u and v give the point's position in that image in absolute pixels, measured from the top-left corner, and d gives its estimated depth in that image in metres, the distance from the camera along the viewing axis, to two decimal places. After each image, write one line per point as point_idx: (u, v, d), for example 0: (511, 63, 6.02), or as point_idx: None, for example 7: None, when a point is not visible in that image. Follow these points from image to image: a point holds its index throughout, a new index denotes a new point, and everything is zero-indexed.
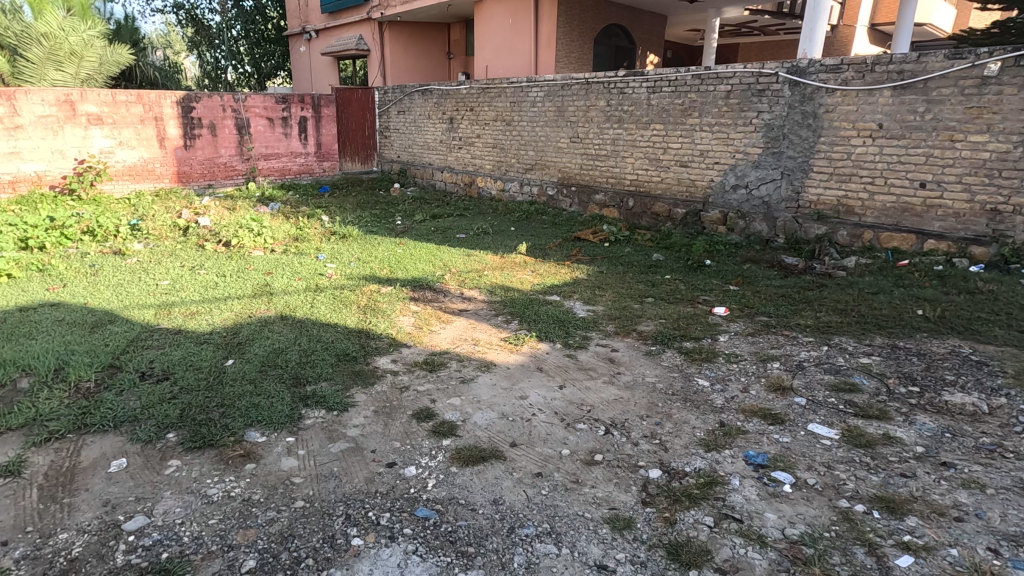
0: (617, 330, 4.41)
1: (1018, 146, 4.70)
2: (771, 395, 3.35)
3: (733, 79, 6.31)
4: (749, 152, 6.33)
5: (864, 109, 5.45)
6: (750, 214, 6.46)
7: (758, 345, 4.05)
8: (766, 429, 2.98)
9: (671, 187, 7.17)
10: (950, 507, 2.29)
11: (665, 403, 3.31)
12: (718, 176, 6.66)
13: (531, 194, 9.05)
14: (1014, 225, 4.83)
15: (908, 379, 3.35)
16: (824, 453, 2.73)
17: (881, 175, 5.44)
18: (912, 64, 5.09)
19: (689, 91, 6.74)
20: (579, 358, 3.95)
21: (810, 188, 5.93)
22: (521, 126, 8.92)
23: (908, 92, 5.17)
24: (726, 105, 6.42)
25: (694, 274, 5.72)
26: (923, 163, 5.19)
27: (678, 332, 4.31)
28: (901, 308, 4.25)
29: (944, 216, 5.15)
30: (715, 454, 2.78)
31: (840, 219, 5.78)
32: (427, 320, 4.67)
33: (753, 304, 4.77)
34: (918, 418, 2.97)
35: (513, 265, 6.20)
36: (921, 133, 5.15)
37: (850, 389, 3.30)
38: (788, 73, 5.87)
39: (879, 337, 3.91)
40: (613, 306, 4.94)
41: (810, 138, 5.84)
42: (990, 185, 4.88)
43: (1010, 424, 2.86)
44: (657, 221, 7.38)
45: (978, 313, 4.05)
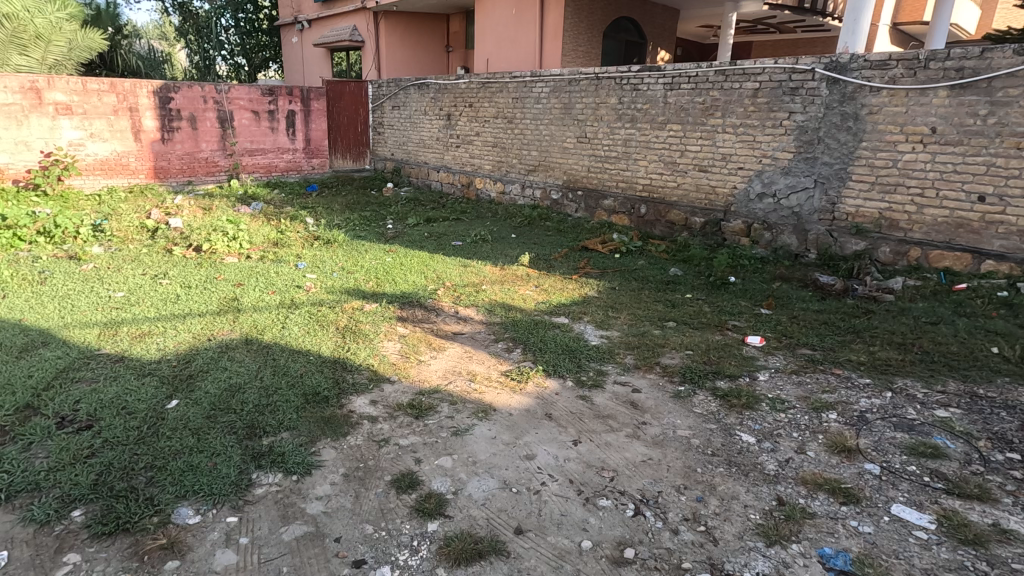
0: (636, 363, 3.77)
1: None
2: (836, 460, 2.71)
3: (763, 75, 5.69)
4: (779, 157, 5.72)
5: (914, 111, 4.86)
6: (778, 226, 5.87)
7: (807, 387, 3.41)
8: (839, 513, 2.35)
9: (689, 194, 6.54)
10: None
11: (705, 469, 2.67)
12: (742, 183, 6.05)
13: (533, 197, 8.41)
14: None
15: (1003, 443, 2.75)
16: (922, 553, 2.11)
17: (932, 186, 4.86)
18: (973, 61, 4.50)
19: (710, 89, 6.11)
20: (596, 401, 3.31)
21: (848, 199, 5.36)
22: (524, 124, 8.27)
23: (968, 92, 4.58)
24: (753, 104, 5.81)
25: (718, 293, 5.08)
26: (982, 174, 4.61)
27: (709, 367, 3.68)
28: (972, 345, 3.72)
29: (1006, 234, 4.59)
30: (781, 551, 2.15)
31: (882, 233, 5.21)
32: (416, 346, 4.01)
33: (791, 333, 4.14)
34: None
35: (515, 279, 5.56)
36: (982, 139, 4.57)
37: (933, 455, 2.68)
38: (826, 70, 5.27)
39: (952, 382, 3.35)
40: (631, 331, 4.31)
41: (850, 142, 5.25)
42: None
43: None
44: (672, 230, 6.77)
45: None
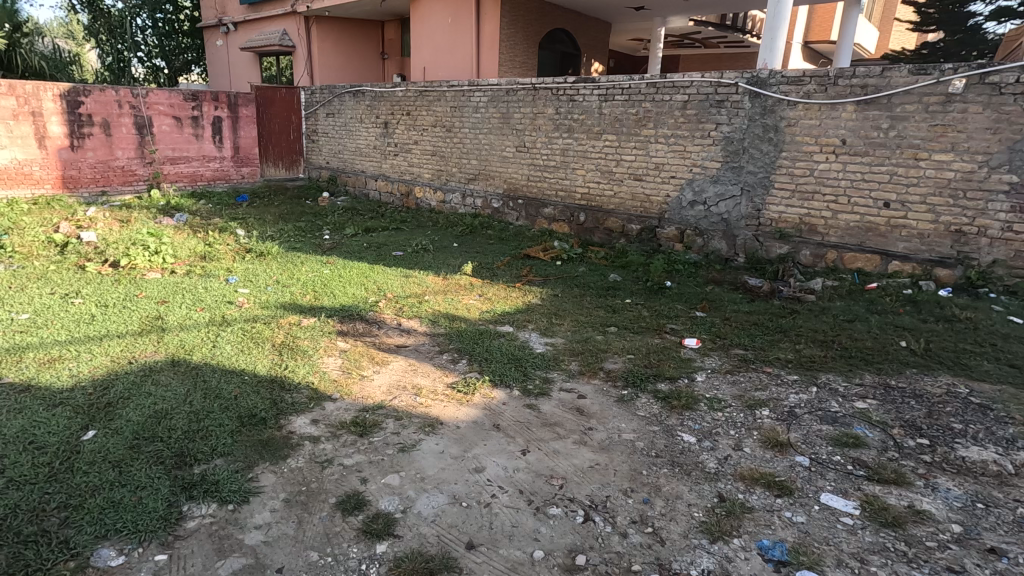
0: (581, 370, 3.83)
1: (982, 166, 4.61)
2: (770, 454, 2.86)
3: (691, 88, 5.97)
4: (707, 166, 6.01)
5: (827, 124, 5.24)
6: (709, 231, 6.15)
7: (740, 386, 3.58)
8: (775, 505, 2.47)
9: (625, 202, 6.75)
10: None
11: (650, 471, 2.74)
12: (675, 191, 6.31)
13: (474, 206, 8.41)
14: (979, 247, 4.75)
15: (914, 430, 2.99)
16: (848, 538, 2.26)
17: (844, 193, 5.27)
18: (875, 79, 4.91)
19: (643, 100, 6.34)
20: (543, 409, 3.33)
21: (771, 206, 5.70)
22: (463, 133, 8.27)
23: (872, 107, 4.99)
24: (683, 116, 6.08)
25: (656, 297, 5.25)
26: (886, 182, 5.05)
27: (650, 370, 3.78)
28: (884, 339, 4.04)
29: (908, 237, 5.04)
30: (724, 547, 2.24)
31: (802, 237, 5.58)
32: (358, 361, 3.90)
33: (725, 334, 4.34)
34: (939, 482, 2.58)
35: (458, 289, 5.53)
36: (885, 150, 5.00)
37: (855, 445, 2.88)
38: (748, 84, 5.60)
39: (868, 375, 3.62)
40: (574, 338, 4.37)
41: (771, 152, 5.59)
42: (954, 207, 4.78)
43: None
44: (610, 237, 6.96)
45: (963, 345, 3.90)
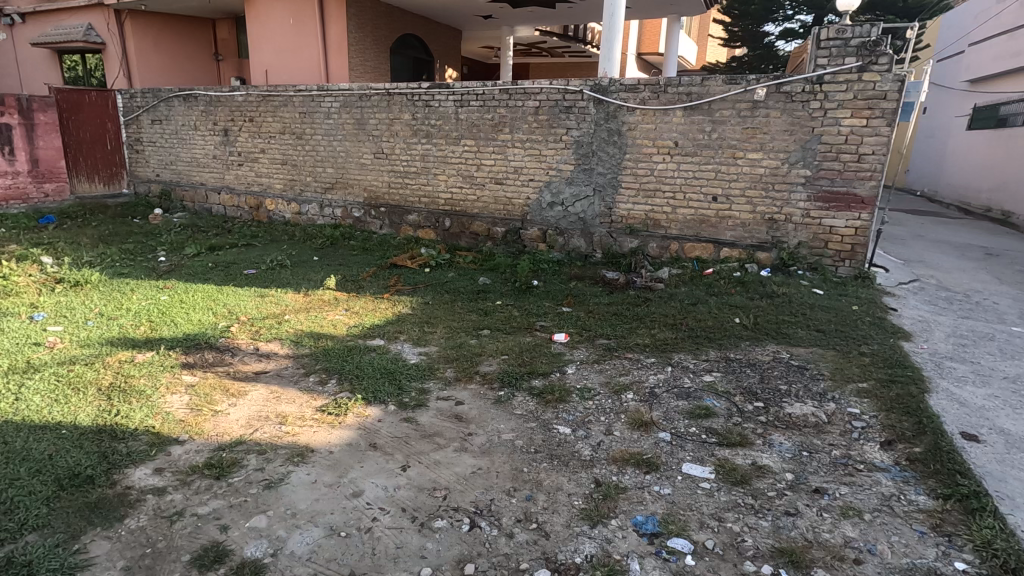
0: (457, 376, 3.80)
1: (784, 163, 5.40)
2: (637, 435, 3.06)
3: (541, 95, 6.24)
4: (562, 168, 6.33)
5: (661, 127, 5.79)
6: (568, 230, 6.48)
7: (607, 373, 3.81)
8: (644, 482, 2.65)
9: (489, 206, 6.86)
10: (845, 548, 2.18)
11: (531, 467, 2.80)
12: (534, 193, 6.56)
13: (333, 217, 8.00)
14: (787, 232, 5.56)
15: (751, 395, 3.41)
16: (708, 501, 2.49)
17: (680, 190, 5.86)
18: (697, 87, 5.53)
19: (497, 106, 6.49)
20: (421, 422, 3.24)
21: (620, 204, 6.16)
22: (315, 140, 7.82)
23: (696, 113, 5.61)
24: (536, 121, 6.33)
25: (524, 297, 5.40)
26: (713, 179, 5.71)
27: (524, 369, 3.87)
28: (722, 318, 4.55)
29: (734, 226, 5.75)
30: (604, 529, 2.35)
31: (649, 231, 6.11)
32: (209, 395, 3.48)
33: (590, 327, 4.59)
34: (774, 438, 2.96)
35: (322, 305, 5.21)
36: (709, 150, 5.65)
37: (707, 415, 3.19)
38: (592, 91, 5.99)
39: (712, 351, 4.05)
40: (448, 344, 4.34)
41: (617, 154, 6.04)
42: (767, 198, 5.54)
43: (848, 430, 3.00)
44: (476, 240, 7.04)
45: (782, 316, 4.53)
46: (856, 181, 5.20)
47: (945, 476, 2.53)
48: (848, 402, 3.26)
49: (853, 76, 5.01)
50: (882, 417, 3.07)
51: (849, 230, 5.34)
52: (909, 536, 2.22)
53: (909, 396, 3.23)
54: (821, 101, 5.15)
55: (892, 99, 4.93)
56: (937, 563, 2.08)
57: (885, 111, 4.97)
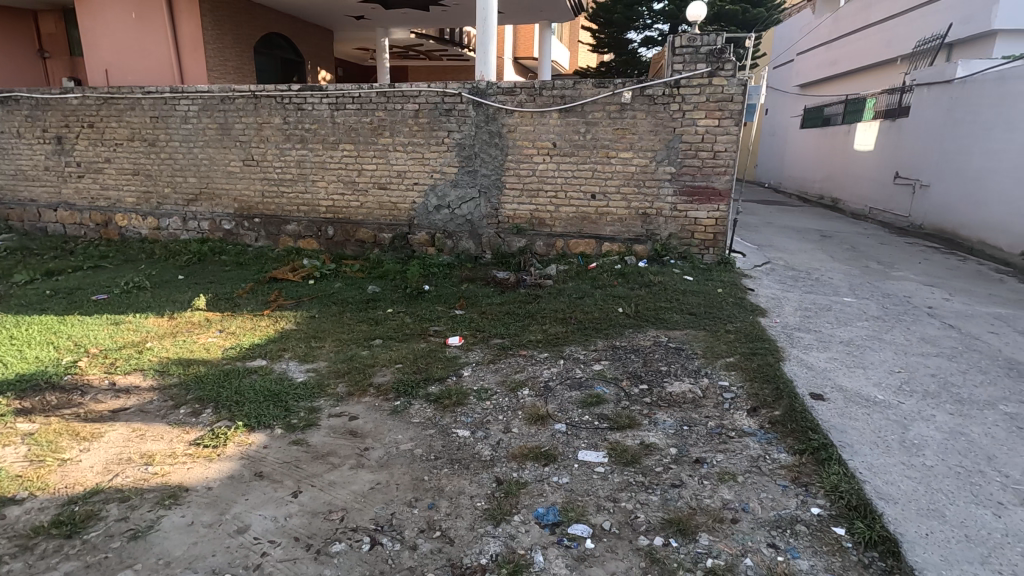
0: (350, 390, 3.64)
1: (652, 161, 5.82)
2: (534, 429, 3.13)
3: (420, 97, 6.17)
4: (446, 171, 6.31)
5: (539, 129, 5.98)
6: (457, 233, 6.48)
7: (503, 372, 3.86)
8: (544, 474, 2.71)
9: (373, 212, 6.66)
10: (723, 510, 2.39)
11: (431, 475, 2.75)
12: (419, 197, 6.47)
13: (199, 230, 7.32)
14: (659, 225, 6.00)
15: (636, 378, 3.63)
16: (603, 484, 2.61)
17: (561, 189, 6.09)
18: (570, 90, 5.78)
19: (375, 109, 6.32)
20: (312, 443, 3.06)
21: (506, 204, 6.27)
22: (171, 147, 7.10)
23: (571, 115, 5.87)
24: (416, 124, 6.25)
25: (416, 303, 5.31)
26: (590, 178, 6.00)
27: (419, 376, 3.80)
28: (607, 309, 4.80)
29: (612, 222, 6.09)
30: (507, 527, 2.37)
31: (535, 230, 6.28)
32: (53, 442, 3.02)
33: (483, 327, 4.62)
34: (659, 416, 3.17)
35: (191, 328, 4.74)
36: (585, 150, 5.93)
37: (598, 402, 3.35)
38: (471, 94, 6.04)
39: (600, 341, 4.26)
40: (338, 358, 4.14)
41: (499, 156, 6.14)
42: (639, 194, 5.93)
43: (720, 402, 3.29)
44: (363, 248, 6.80)
45: (660, 303, 4.88)
46: (714, 176, 5.74)
47: (799, 433, 2.87)
48: (719, 377, 3.59)
49: (704, 81, 5.52)
50: (747, 387, 3.41)
51: (711, 220, 5.88)
52: (774, 491, 2.48)
53: (768, 366, 3.62)
54: (679, 104, 5.61)
55: (738, 102, 5.49)
56: (798, 511, 2.34)
57: (732, 112, 5.53)
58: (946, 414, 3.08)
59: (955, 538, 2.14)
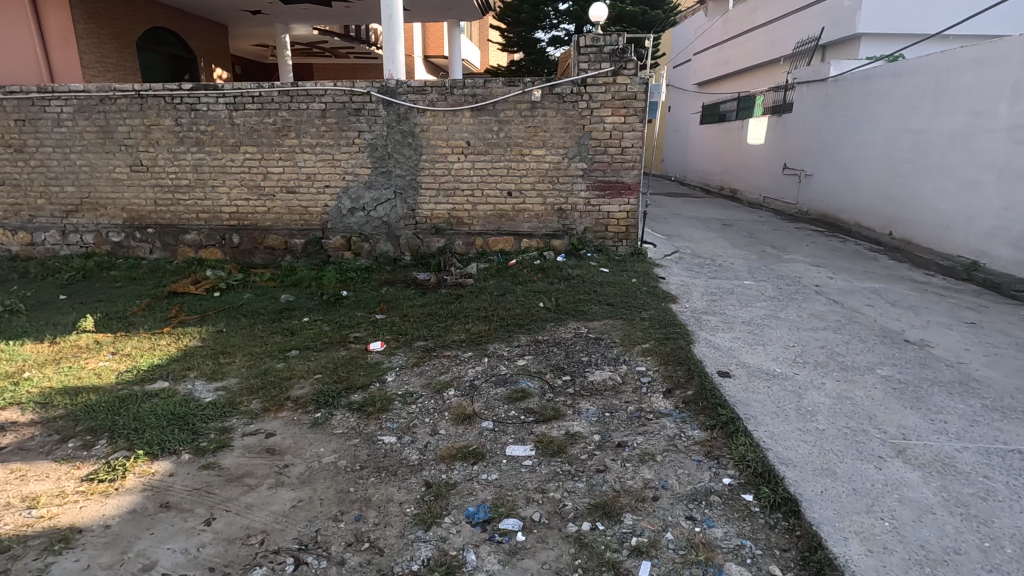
0: (265, 406, 3.44)
1: (565, 157, 5.96)
2: (461, 429, 3.12)
3: (326, 97, 5.95)
4: (359, 173, 6.13)
5: (452, 128, 5.96)
6: (373, 235, 6.32)
7: (427, 374, 3.81)
8: (473, 473, 2.71)
9: (282, 217, 6.35)
10: (645, 489, 2.50)
11: (357, 486, 2.67)
12: (332, 200, 6.24)
13: (83, 244, 6.63)
14: (575, 220, 6.16)
15: (559, 371, 3.72)
16: (531, 477, 2.65)
17: (478, 188, 6.10)
18: (481, 89, 5.80)
19: (278, 109, 6.01)
20: (225, 465, 2.87)
21: (423, 204, 6.19)
22: (43, 154, 6.38)
23: (483, 114, 5.89)
24: (324, 124, 6.02)
25: (334, 309, 5.12)
26: (506, 175, 6.05)
27: (340, 385, 3.66)
28: (529, 304, 4.87)
29: (530, 218, 6.18)
30: (437, 530, 2.34)
31: (453, 230, 6.25)
32: None
33: (406, 330, 4.54)
34: (582, 406, 3.27)
35: (78, 352, 4.29)
36: (499, 149, 5.97)
37: (523, 397, 3.39)
38: (380, 93, 5.91)
39: (522, 336, 4.32)
40: (250, 373, 3.91)
41: (412, 156, 6.05)
42: (554, 190, 6.06)
43: (638, 387, 3.45)
44: (273, 255, 6.46)
45: (579, 296, 5.02)
46: (623, 171, 5.98)
47: (710, 410, 3.07)
48: (637, 363, 3.75)
49: (609, 80, 5.73)
50: (662, 371, 3.59)
51: (623, 214, 6.12)
52: (690, 466, 2.63)
53: (680, 349, 3.83)
54: (587, 102, 5.79)
55: (641, 99, 5.75)
56: (711, 483, 2.50)
57: (637, 110, 5.77)
58: (834, 381, 3.40)
59: (845, 492, 2.37)
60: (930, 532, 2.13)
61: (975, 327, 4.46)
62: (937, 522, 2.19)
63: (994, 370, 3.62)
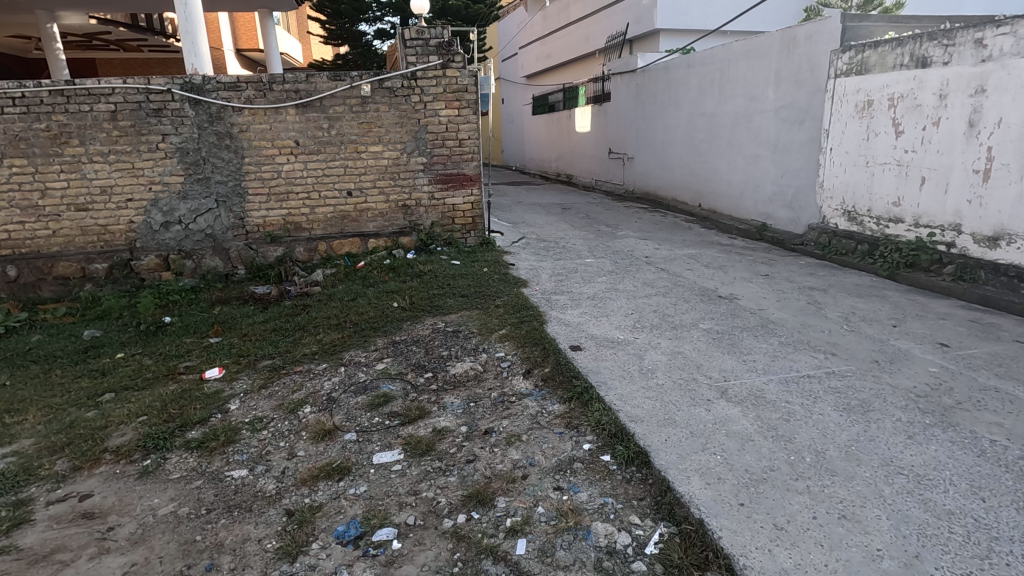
0: (74, 465, 2.90)
1: (404, 152, 5.85)
2: (321, 447, 2.92)
3: (114, 96, 5.13)
4: (169, 182, 5.40)
5: (277, 127, 5.51)
6: (196, 251, 5.64)
7: (278, 395, 3.51)
8: (338, 490, 2.56)
9: (73, 239, 5.38)
10: (514, 470, 2.57)
11: (205, 532, 2.38)
12: (138, 215, 5.43)
13: None
14: (421, 215, 6.09)
15: (421, 368, 3.67)
16: (402, 481, 2.58)
17: (313, 189, 5.74)
18: (303, 84, 5.43)
19: (51, 112, 5.05)
20: (25, 545, 2.37)
21: (253, 211, 5.66)
22: None
23: (310, 110, 5.53)
24: (116, 128, 5.19)
25: (156, 339, 4.47)
26: (343, 174, 5.76)
27: (172, 423, 3.21)
28: (382, 306, 4.73)
29: (374, 217, 5.98)
30: (304, 560, 2.17)
31: (292, 236, 5.82)
32: None
33: (248, 351, 4.13)
34: (446, 400, 3.26)
35: None
36: (332, 147, 5.67)
37: (385, 402, 3.28)
38: (184, 90, 5.26)
39: (379, 339, 4.17)
40: (50, 429, 3.26)
41: (234, 159, 5.49)
42: (396, 185, 5.92)
43: (499, 372, 3.53)
44: (67, 286, 5.45)
45: (433, 291, 4.98)
46: (462, 163, 6.03)
47: (566, 382, 3.25)
48: (495, 349, 3.84)
49: (439, 73, 5.71)
50: (520, 353, 3.72)
51: (467, 205, 6.20)
52: (552, 439, 2.77)
53: (535, 330, 4.00)
54: (419, 95, 5.72)
55: (472, 92, 5.84)
56: (573, 451, 2.66)
57: (469, 101, 5.85)
58: (667, 339, 3.80)
59: (684, 436, 2.66)
60: (751, 456, 2.49)
61: (769, 278, 5.29)
62: (756, 446, 2.56)
63: (786, 312, 4.33)
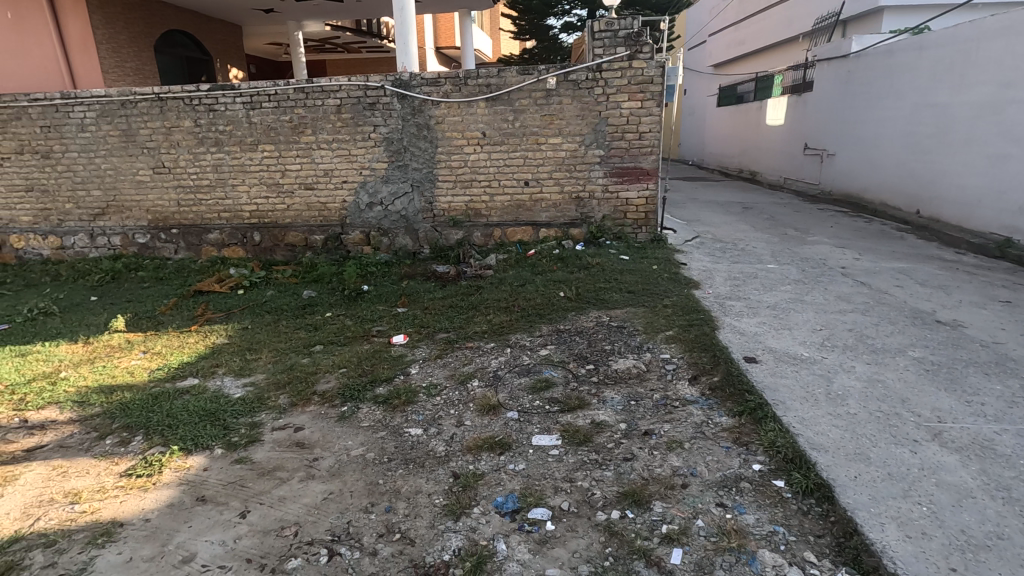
0: (292, 401, 3.49)
1: (582, 144, 5.90)
2: (486, 420, 3.13)
3: (341, 92, 5.96)
4: (376, 167, 6.15)
5: (467, 119, 5.94)
6: (392, 230, 6.35)
7: (451, 366, 3.83)
8: (499, 463, 2.72)
9: (301, 214, 6.41)
10: (673, 476, 2.49)
11: (386, 478, 2.70)
12: (350, 195, 6.28)
13: (111, 246, 6.83)
14: (593, 208, 6.11)
15: (582, 360, 3.71)
16: (558, 466, 2.65)
17: (495, 178, 6.08)
18: (495, 79, 5.76)
19: (294, 107, 6.05)
20: (256, 459, 2.92)
21: (440, 197, 6.20)
22: (70, 159, 6.55)
23: (498, 103, 5.85)
24: (340, 120, 6.04)
25: (355, 304, 5.16)
26: (522, 165, 6.02)
27: (365, 379, 3.70)
28: (549, 294, 4.87)
29: (547, 207, 6.15)
30: (466, 521, 2.36)
31: (471, 222, 6.26)
32: None
33: (428, 323, 4.56)
34: (606, 395, 3.26)
35: (111, 352, 4.36)
36: (515, 139, 5.94)
37: (546, 387, 3.39)
38: (394, 87, 5.91)
39: (544, 326, 4.31)
40: (277, 369, 3.97)
41: (429, 149, 6.05)
42: (571, 177, 6.02)
43: (662, 374, 3.43)
44: (293, 252, 6.55)
45: (600, 284, 4.98)
46: (640, 157, 5.90)
47: (737, 396, 3.04)
48: (660, 350, 3.73)
49: (625, 64, 5.64)
50: (687, 357, 3.57)
51: (641, 200, 6.06)
52: (718, 453, 2.61)
53: (704, 336, 3.79)
54: (603, 87, 5.71)
55: (657, 83, 5.67)
56: (741, 470, 2.48)
57: (654, 93, 5.68)
58: (864, 364, 3.34)
59: (880, 477, 2.32)
60: (970, 515, 2.09)
61: (1010, 305, 4.33)
62: (977, 505, 2.14)
63: None
